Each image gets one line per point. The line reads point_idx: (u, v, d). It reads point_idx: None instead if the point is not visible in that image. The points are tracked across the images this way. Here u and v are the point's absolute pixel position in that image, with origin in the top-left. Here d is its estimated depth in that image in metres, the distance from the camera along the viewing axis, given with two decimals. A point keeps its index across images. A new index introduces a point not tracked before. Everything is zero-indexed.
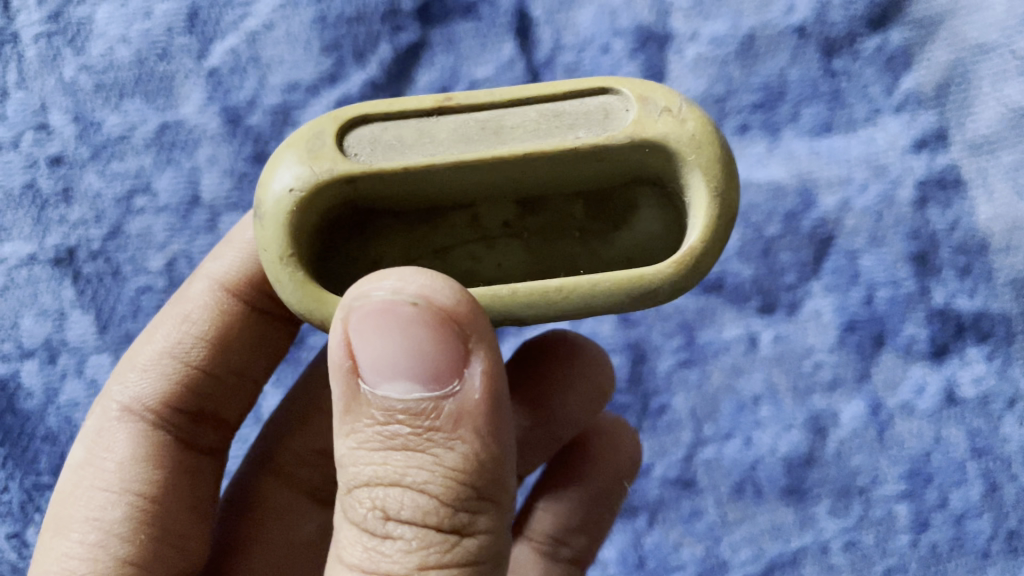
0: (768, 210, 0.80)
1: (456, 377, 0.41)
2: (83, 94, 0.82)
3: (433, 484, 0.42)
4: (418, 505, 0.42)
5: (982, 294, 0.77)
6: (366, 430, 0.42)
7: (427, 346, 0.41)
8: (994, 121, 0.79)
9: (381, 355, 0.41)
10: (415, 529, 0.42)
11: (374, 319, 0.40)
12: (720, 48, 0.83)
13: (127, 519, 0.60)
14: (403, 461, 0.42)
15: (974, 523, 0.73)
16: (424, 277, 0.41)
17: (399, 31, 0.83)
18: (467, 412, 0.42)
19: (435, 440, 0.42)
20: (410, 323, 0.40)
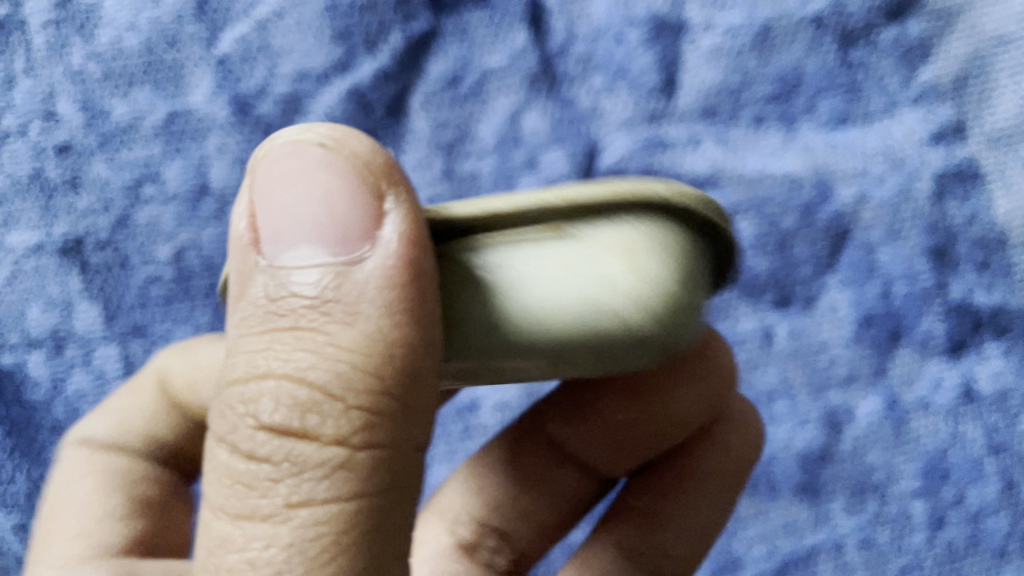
0: (783, 203, 0.79)
1: (367, 242, 0.35)
2: (92, 83, 0.81)
3: (314, 374, 0.34)
4: (294, 406, 0.35)
5: (999, 289, 0.76)
6: (247, 313, 0.36)
7: (335, 202, 0.35)
8: (1012, 113, 0.78)
9: (282, 212, 0.35)
10: (289, 443, 0.35)
11: (282, 163, 0.36)
12: (735, 37, 0.81)
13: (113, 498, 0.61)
14: (284, 349, 0.35)
15: (991, 521, 0.72)
16: (349, 130, 0.36)
17: (411, 20, 0.82)
18: (370, 287, 0.35)
19: (328, 315, 0.34)
20: (319, 165, 0.35)
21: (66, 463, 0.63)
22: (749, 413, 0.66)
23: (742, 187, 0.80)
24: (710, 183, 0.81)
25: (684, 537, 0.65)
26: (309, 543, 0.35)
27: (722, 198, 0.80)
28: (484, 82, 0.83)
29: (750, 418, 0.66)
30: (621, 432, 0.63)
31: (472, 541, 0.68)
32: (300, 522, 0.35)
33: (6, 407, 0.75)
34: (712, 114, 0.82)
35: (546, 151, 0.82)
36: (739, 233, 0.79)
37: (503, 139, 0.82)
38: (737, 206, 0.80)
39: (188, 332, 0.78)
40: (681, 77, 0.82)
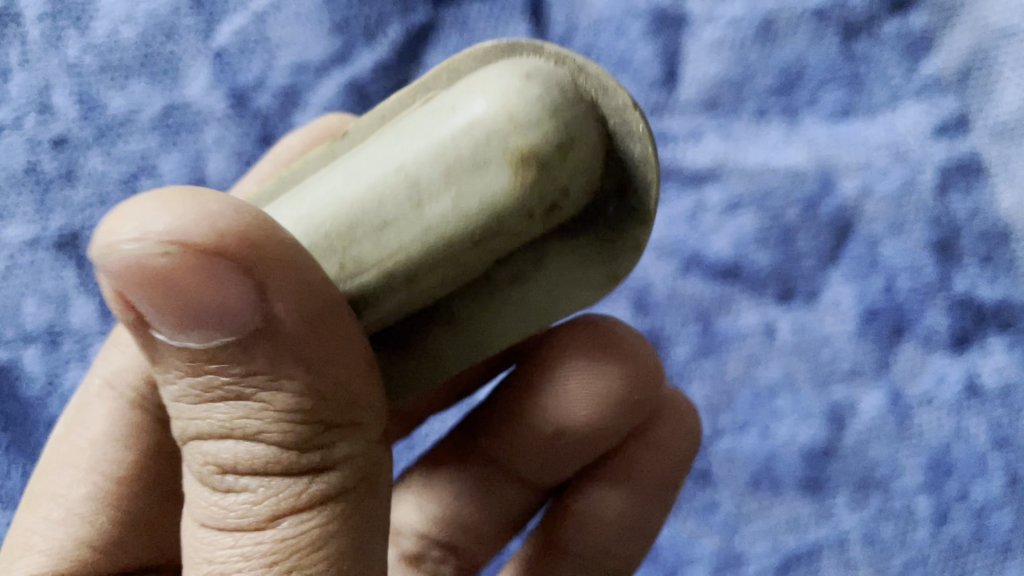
0: (786, 195, 0.79)
1: (258, 314, 0.40)
2: (88, 75, 0.80)
3: (268, 434, 0.42)
4: (254, 454, 0.43)
5: (1003, 283, 0.75)
6: (179, 383, 0.42)
7: (192, 294, 0.38)
8: (1016, 105, 0.77)
9: (159, 303, 0.39)
10: (259, 478, 0.43)
11: (127, 268, 0.38)
12: (738, 29, 0.81)
13: (89, 497, 0.60)
14: (227, 416, 0.42)
15: (995, 517, 0.71)
16: (169, 211, 0.37)
17: (410, 12, 0.82)
18: (278, 353, 0.41)
19: (255, 384, 0.41)
20: (169, 273, 0.38)
21: (63, 436, 0.63)
22: (686, 416, 0.68)
23: (744, 180, 0.80)
24: (711, 176, 0.81)
25: (627, 538, 0.68)
26: (293, 543, 0.43)
27: (723, 190, 0.80)
28: None
29: (685, 414, 0.68)
30: (551, 453, 0.65)
31: (417, 554, 0.71)
32: (283, 530, 0.43)
33: (1, 402, 0.75)
34: (714, 106, 0.82)
35: None
36: (741, 228, 0.79)
37: None
38: (739, 199, 0.80)
39: None
40: (682, 70, 0.82)
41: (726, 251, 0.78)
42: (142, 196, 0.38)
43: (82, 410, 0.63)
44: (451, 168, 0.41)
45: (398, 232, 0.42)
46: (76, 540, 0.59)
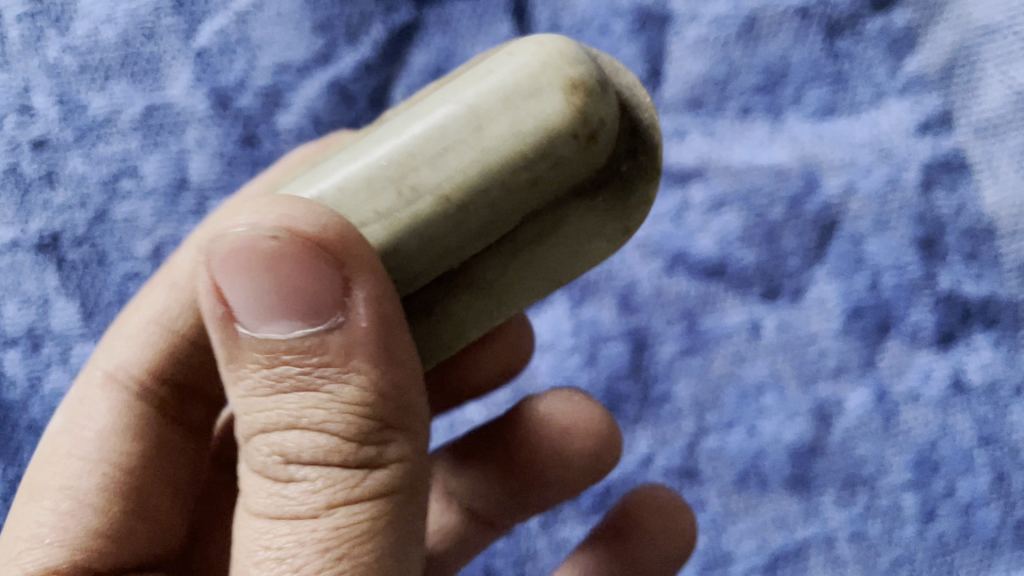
0: (770, 192, 0.79)
1: (339, 310, 0.42)
2: (67, 76, 0.80)
3: (332, 425, 0.43)
4: (318, 446, 0.43)
5: (988, 279, 0.75)
6: (252, 378, 0.43)
7: (296, 279, 0.41)
8: (999, 103, 0.76)
9: (253, 289, 0.42)
10: (319, 469, 0.43)
11: (240, 255, 0.41)
12: (723, 29, 0.81)
13: (99, 487, 0.60)
14: (297, 404, 0.43)
15: (982, 513, 0.71)
16: (283, 207, 0.41)
17: (393, 11, 0.82)
18: (353, 344, 0.42)
19: (327, 376, 0.42)
20: (278, 254, 0.41)
21: (59, 435, 0.63)
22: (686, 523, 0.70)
23: (729, 179, 0.80)
24: (696, 174, 0.81)
25: None
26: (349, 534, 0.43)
27: (707, 189, 0.80)
28: None
29: (685, 516, 0.70)
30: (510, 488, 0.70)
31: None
32: (341, 519, 0.43)
33: None
34: (698, 105, 0.82)
35: None
36: (726, 225, 0.79)
37: None
38: (724, 197, 0.80)
39: None
40: (666, 69, 0.82)
41: (712, 250, 0.78)
42: (256, 199, 0.42)
43: (82, 408, 0.64)
44: (511, 95, 0.43)
45: (456, 155, 0.43)
46: (85, 528, 0.59)
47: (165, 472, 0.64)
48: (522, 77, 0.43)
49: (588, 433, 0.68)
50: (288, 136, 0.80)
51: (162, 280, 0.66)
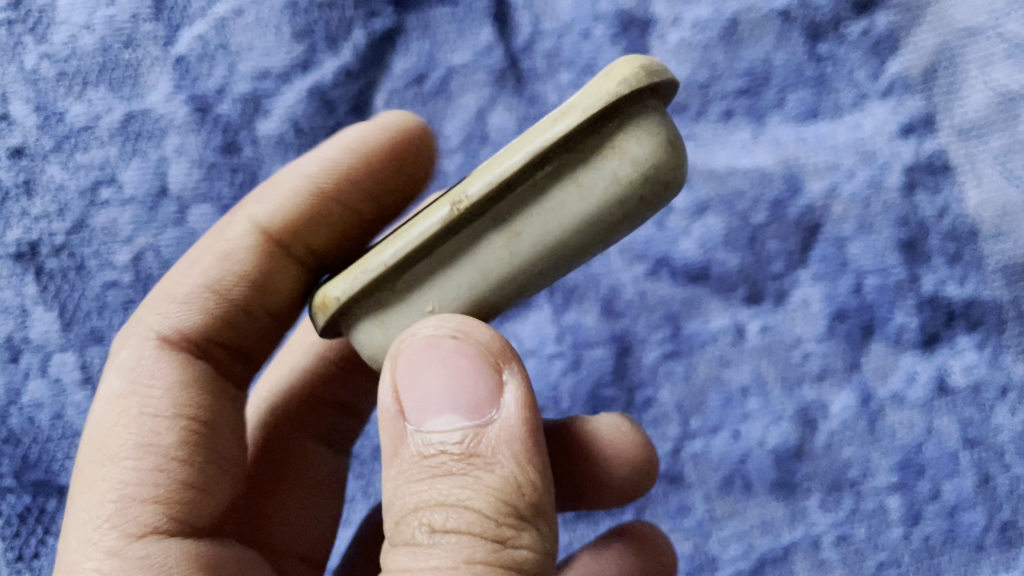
0: (754, 197, 0.79)
1: (494, 407, 0.42)
2: (46, 84, 0.79)
3: (475, 500, 0.40)
4: (462, 520, 0.40)
5: (972, 281, 0.75)
6: (405, 468, 0.41)
7: (460, 376, 0.42)
8: (981, 106, 0.77)
9: (420, 386, 0.41)
10: (460, 537, 0.39)
11: (415, 354, 0.41)
12: (703, 32, 0.82)
13: (183, 442, 0.55)
14: (447, 484, 0.40)
15: (968, 516, 0.71)
16: (463, 317, 0.42)
17: (374, 15, 0.81)
18: (506, 436, 0.41)
19: (475, 462, 0.41)
20: (452, 353, 0.41)
21: (118, 401, 0.55)
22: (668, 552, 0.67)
23: (713, 184, 0.80)
24: None
25: None
26: None
27: (690, 193, 0.80)
28: (449, 79, 0.82)
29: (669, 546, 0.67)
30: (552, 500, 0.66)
31: None
32: None
33: None
34: (681, 109, 0.82)
35: None
36: (709, 228, 0.79)
37: (469, 136, 0.81)
38: (707, 202, 0.80)
39: None
40: None
41: (695, 253, 0.78)
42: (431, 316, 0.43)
43: (140, 367, 0.57)
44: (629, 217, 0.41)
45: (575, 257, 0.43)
46: (176, 482, 0.53)
47: (235, 424, 0.60)
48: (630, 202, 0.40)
49: (631, 466, 0.65)
50: (267, 142, 0.79)
51: (216, 239, 0.62)
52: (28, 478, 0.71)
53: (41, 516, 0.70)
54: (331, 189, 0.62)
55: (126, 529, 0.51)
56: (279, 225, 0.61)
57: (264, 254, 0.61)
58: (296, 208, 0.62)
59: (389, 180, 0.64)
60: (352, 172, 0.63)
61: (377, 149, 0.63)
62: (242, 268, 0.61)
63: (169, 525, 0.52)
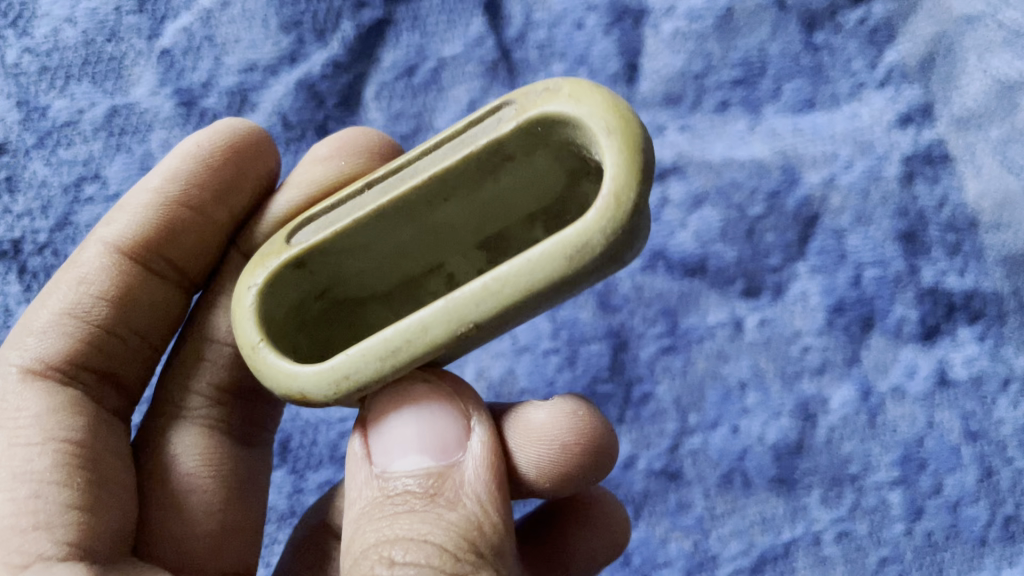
0: (751, 188, 0.77)
1: (460, 452, 0.46)
2: (27, 78, 0.78)
3: (436, 535, 0.42)
4: (421, 550, 0.41)
5: (972, 273, 0.74)
6: (373, 506, 0.44)
7: (432, 421, 0.45)
8: (980, 94, 0.78)
9: (393, 431, 0.45)
10: (418, 565, 0.41)
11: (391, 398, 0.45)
12: (698, 22, 0.80)
13: (57, 466, 0.51)
14: (410, 519, 0.43)
15: (970, 510, 0.70)
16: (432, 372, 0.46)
17: (363, 7, 0.80)
18: (468, 479, 0.45)
19: (437, 499, 0.43)
20: (426, 395, 0.45)
21: None
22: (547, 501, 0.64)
23: (708, 175, 0.78)
24: (674, 170, 0.79)
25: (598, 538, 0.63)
26: None
27: (686, 185, 0.78)
28: (440, 70, 0.80)
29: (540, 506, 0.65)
30: None
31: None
32: None
33: None
34: (676, 100, 0.80)
35: None
36: (706, 221, 0.77)
37: None
38: (703, 194, 0.78)
39: None
40: (642, 63, 0.81)
41: (692, 246, 0.77)
42: None
43: (4, 404, 0.54)
44: None
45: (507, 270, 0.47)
46: (59, 506, 0.50)
47: (115, 445, 0.56)
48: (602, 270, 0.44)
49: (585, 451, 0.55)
50: None
51: (66, 270, 0.59)
52: None
53: None
54: (178, 196, 0.59)
55: (9, 562, 0.47)
56: (141, 240, 0.59)
57: (126, 277, 0.59)
58: (149, 223, 0.59)
59: (232, 177, 0.61)
60: (198, 177, 0.60)
61: (212, 151, 0.61)
62: (101, 290, 0.58)
63: (63, 550, 0.48)
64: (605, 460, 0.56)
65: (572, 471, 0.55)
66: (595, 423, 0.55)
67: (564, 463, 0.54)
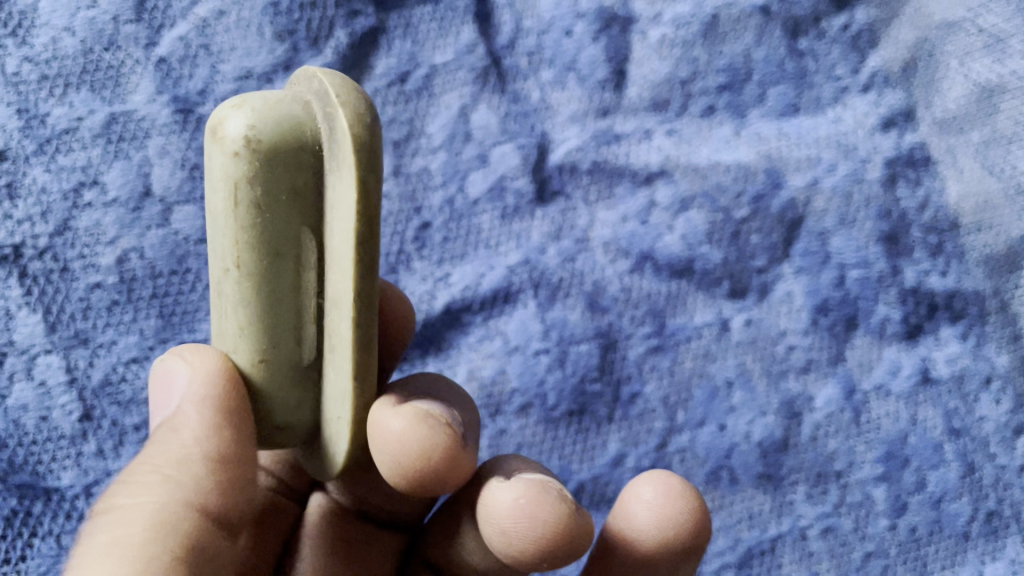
0: (737, 192, 0.79)
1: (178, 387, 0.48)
2: (27, 86, 0.77)
3: (156, 451, 0.46)
4: (137, 468, 0.46)
5: (954, 272, 0.77)
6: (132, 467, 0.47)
7: (166, 378, 0.49)
8: (962, 97, 0.81)
9: (155, 402, 0.50)
10: (125, 486, 0.45)
11: (155, 374, 0.51)
12: (684, 28, 0.83)
13: None
14: (141, 459, 0.47)
15: (953, 506, 0.71)
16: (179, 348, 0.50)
17: (356, 15, 0.81)
18: (185, 407, 0.47)
19: (165, 442, 0.47)
20: (168, 360, 0.49)
21: None
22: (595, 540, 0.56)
23: (695, 178, 0.79)
24: (662, 173, 0.80)
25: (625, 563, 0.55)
26: (124, 517, 0.44)
27: (673, 188, 0.79)
28: (431, 77, 0.81)
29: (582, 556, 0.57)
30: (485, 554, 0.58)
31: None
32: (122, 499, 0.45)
33: None
34: (663, 106, 0.82)
35: (495, 147, 0.79)
36: (693, 224, 0.78)
37: (454, 132, 0.79)
38: (690, 197, 0.79)
39: (132, 341, 0.72)
40: (629, 69, 0.83)
41: (679, 248, 0.77)
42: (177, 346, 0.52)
43: None
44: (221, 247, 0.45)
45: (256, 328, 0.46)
46: None
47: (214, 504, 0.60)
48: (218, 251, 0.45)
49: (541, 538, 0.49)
50: None
51: None
52: (12, 481, 0.68)
53: (27, 518, 0.67)
54: None
55: None
56: None
57: None
58: None
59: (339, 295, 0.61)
60: None
61: None
62: None
63: None
64: (572, 553, 0.50)
65: (528, 559, 0.51)
66: (556, 512, 0.49)
67: (515, 547, 0.50)
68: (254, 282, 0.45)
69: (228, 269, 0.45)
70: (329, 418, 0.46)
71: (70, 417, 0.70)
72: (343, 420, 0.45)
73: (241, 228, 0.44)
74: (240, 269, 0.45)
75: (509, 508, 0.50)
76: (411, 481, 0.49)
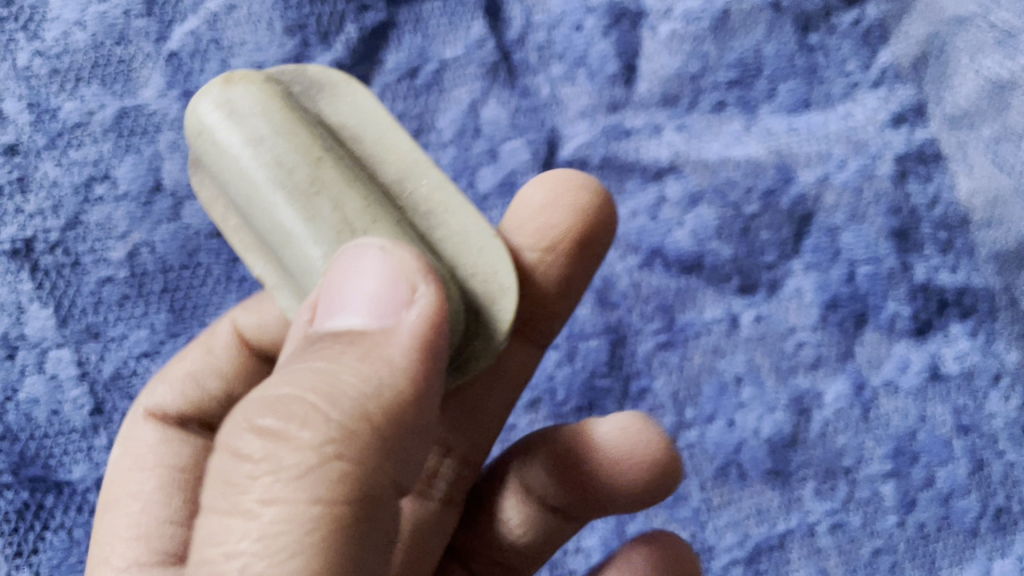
0: (747, 186, 0.79)
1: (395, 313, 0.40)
2: (38, 80, 0.78)
3: (349, 382, 0.38)
4: (335, 398, 0.38)
5: (963, 270, 0.76)
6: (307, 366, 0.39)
7: (365, 278, 0.41)
8: (973, 92, 0.81)
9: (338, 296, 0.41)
10: (322, 419, 0.37)
11: (345, 263, 0.42)
12: (694, 23, 0.83)
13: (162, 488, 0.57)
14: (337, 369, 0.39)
15: (962, 502, 0.71)
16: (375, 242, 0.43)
17: (366, 10, 0.81)
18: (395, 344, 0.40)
19: (373, 381, 0.39)
20: (368, 255, 0.42)
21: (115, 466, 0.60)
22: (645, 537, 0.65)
23: (704, 174, 0.79)
24: (672, 169, 0.80)
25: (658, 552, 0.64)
26: (311, 479, 0.37)
27: (683, 183, 0.79)
28: (442, 72, 0.81)
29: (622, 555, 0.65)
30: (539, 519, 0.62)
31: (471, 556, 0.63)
32: (318, 444, 0.37)
33: None
34: (673, 101, 0.82)
35: (504, 142, 0.79)
36: (702, 219, 0.78)
37: (464, 128, 0.80)
38: (699, 192, 0.79)
39: (143, 335, 0.72)
40: (639, 65, 0.83)
41: (688, 243, 0.77)
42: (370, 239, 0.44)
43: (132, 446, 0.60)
44: (306, 143, 0.47)
45: (375, 206, 0.48)
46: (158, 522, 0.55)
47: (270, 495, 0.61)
48: (300, 152, 0.47)
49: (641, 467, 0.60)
50: None
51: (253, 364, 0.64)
52: (24, 474, 0.68)
53: (40, 512, 0.67)
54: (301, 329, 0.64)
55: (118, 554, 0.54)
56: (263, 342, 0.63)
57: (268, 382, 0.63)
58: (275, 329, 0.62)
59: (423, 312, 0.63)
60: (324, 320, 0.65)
61: None
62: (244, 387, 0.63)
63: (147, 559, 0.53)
64: (663, 477, 0.60)
65: (634, 484, 0.60)
66: (657, 437, 0.60)
67: (624, 475, 0.60)
68: (346, 168, 0.48)
69: (321, 158, 0.47)
70: (471, 264, 0.50)
71: (82, 410, 0.70)
72: (486, 245, 0.50)
73: (302, 127, 0.48)
74: (323, 153, 0.47)
75: (617, 439, 0.60)
76: (569, 249, 0.60)
